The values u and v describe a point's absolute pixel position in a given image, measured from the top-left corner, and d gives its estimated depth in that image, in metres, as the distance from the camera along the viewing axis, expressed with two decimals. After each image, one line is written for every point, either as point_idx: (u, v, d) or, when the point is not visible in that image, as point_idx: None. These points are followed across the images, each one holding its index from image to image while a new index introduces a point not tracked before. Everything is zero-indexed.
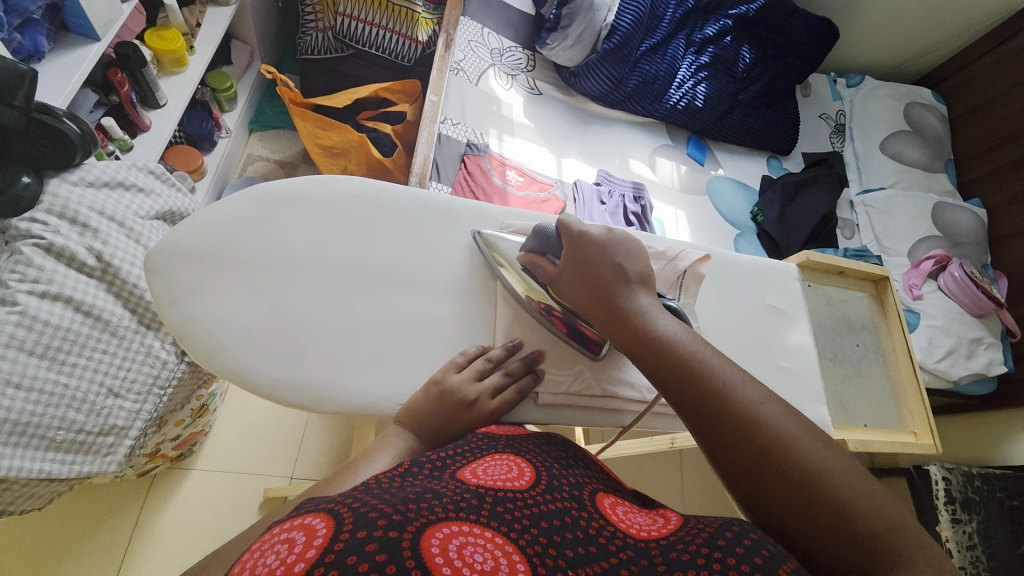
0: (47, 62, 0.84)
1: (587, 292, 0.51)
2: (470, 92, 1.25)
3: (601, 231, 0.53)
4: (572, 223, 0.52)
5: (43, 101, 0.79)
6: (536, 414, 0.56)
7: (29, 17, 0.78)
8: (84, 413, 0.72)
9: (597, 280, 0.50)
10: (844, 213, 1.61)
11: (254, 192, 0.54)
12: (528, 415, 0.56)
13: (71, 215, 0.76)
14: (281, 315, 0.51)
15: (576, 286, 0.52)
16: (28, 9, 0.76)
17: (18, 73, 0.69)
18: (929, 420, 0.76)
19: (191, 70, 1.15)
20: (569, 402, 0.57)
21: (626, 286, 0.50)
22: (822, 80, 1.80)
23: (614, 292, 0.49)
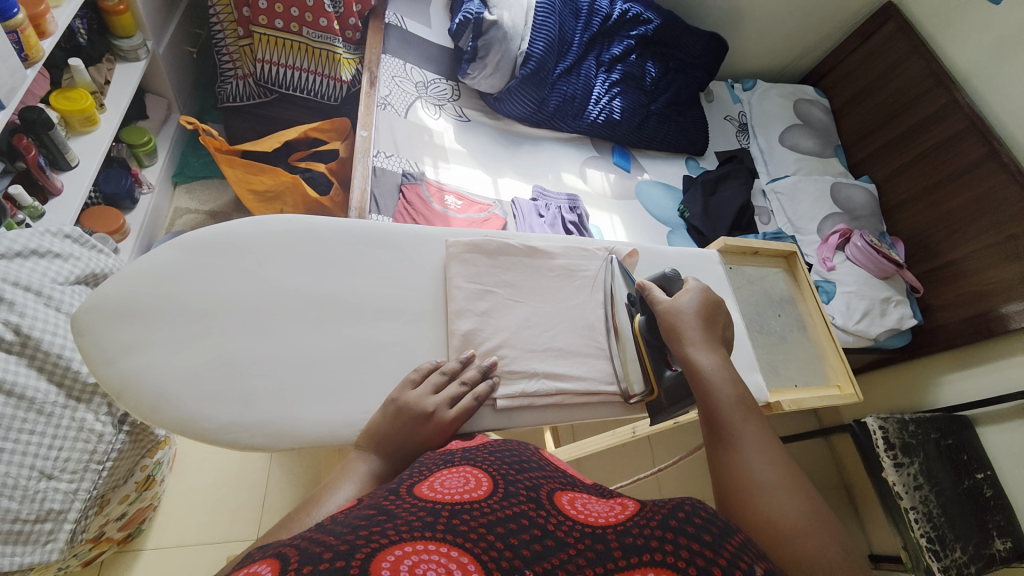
0: None
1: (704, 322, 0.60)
2: (400, 124, 1.29)
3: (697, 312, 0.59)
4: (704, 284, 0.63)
5: None
6: (495, 420, 0.56)
7: None
8: (17, 501, 0.67)
9: (691, 328, 0.58)
10: (759, 201, 1.78)
11: (184, 239, 0.53)
12: (488, 422, 0.56)
13: None
14: (225, 359, 0.50)
15: (678, 327, 0.58)
16: None
17: None
18: (848, 372, 0.84)
19: (102, 128, 1.11)
20: (525, 405, 0.58)
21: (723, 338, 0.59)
22: (722, 86, 1.99)
23: (697, 343, 0.57)
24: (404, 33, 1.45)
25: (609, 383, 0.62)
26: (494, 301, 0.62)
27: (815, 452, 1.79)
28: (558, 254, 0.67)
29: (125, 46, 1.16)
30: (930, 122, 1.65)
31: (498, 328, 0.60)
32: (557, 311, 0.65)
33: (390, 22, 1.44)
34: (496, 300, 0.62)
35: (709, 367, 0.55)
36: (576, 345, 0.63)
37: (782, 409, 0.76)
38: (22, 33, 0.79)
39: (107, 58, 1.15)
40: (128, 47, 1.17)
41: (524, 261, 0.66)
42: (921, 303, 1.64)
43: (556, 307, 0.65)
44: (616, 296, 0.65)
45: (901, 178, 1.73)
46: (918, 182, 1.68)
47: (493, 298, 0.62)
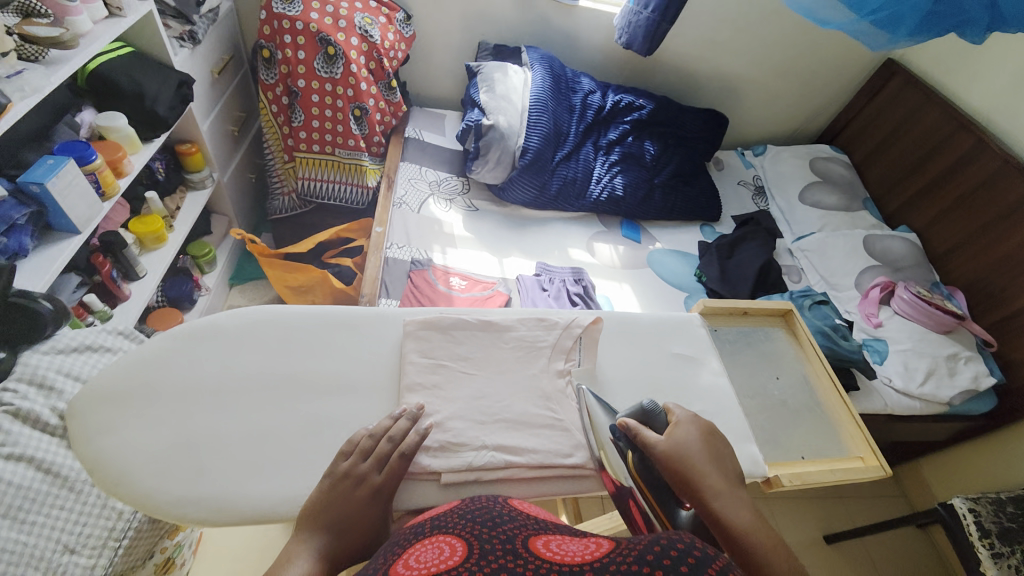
0: (29, 259, 0.93)
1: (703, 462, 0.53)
2: (413, 218, 1.44)
3: (698, 448, 0.54)
4: (678, 408, 0.59)
5: (23, 287, 0.87)
6: (438, 494, 0.55)
7: (14, 224, 0.88)
8: (42, 572, 0.71)
9: (701, 469, 0.52)
10: (785, 260, 1.71)
11: (177, 329, 0.60)
12: (432, 496, 0.55)
13: (39, 379, 0.81)
14: (186, 437, 0.53)
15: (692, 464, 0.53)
16: (13, 217, 0.87)
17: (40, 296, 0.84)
18: (870, 441, 0.74)
19: (169, 245, 1.33)
20: (471, 480, 0.56)
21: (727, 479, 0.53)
22: (731, 155, 2.03)
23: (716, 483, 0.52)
24: (421, 143, 1.68)
25: (569, 456, 0.59)
26: (446, 374, 0.62)
27: (910, 546, 1.49)
28: (515, 325, 0.68)
29: (195, 178, 1.43)
30: (962, 164, 1.57)
31: (448, 400, 0.60)
32: (513, 381, 0.63)
33: (409, 136, 1.69)
34: (448, 373, 0.62)
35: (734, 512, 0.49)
36: (532, 416, 0.61)
37: (783, 486, 0.67)
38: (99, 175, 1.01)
39: (180, 189, 1.42)
40: (198, 179, 1.44)
41: (479, 333, 0.66)
42: (1000, 360, 1.43)
43: (511, 376, 0.64)
44: (597, 424, 0.60)
45: (944, 223, 1.61)
46: (963, 226, 1.55)
47: (444, 371, 0.62)
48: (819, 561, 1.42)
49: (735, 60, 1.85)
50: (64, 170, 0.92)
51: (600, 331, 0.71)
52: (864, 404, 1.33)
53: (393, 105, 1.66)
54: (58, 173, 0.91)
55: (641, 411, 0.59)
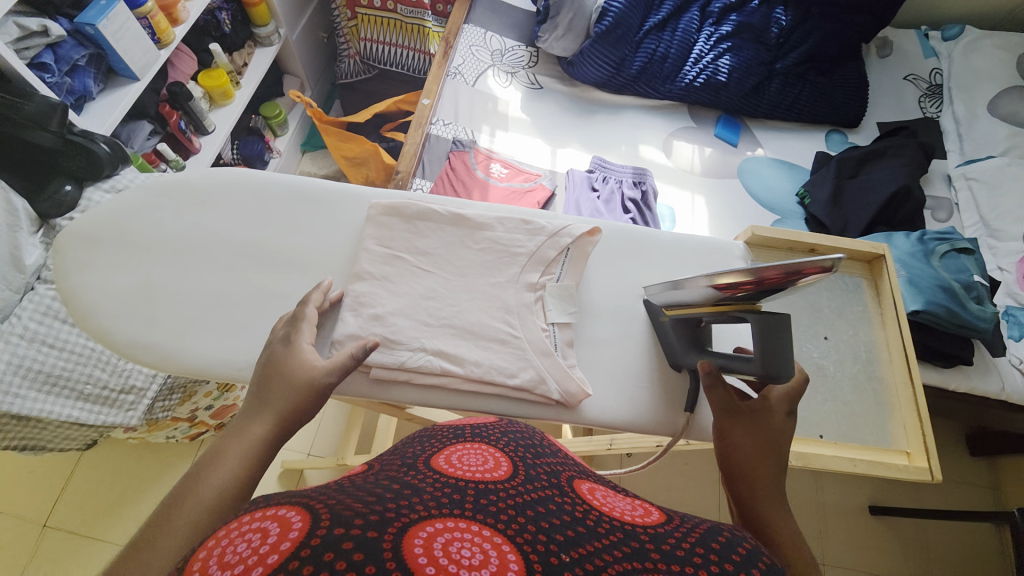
0: (98, 101, 1.03)
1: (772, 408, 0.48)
2: (466, 92, 1.30)
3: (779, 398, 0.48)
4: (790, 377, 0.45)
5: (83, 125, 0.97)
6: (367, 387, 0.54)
7: (76, 64, 0.95)
8: (107, 373, 0.87)
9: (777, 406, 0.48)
10: (936, 190, 1.29)
11: (147, 181, 0.60)
12: (360, 387, 0.54)
13: None
14: (146, 288, 0.56)
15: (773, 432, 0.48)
16: (72, 58, 0.94)
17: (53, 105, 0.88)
18: (928, 437, 0.57)
19: (236, 102, 1.37)
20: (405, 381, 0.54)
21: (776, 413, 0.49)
22: (906, 36, 1.48)
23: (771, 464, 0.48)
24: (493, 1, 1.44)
25: (512, 377, 0.53)
26: (400, 268, 0.57)
27: (975, 540, 1.29)
28: (491, 224, 0.59)
29: (262, 33, 1.41)
30: None
31: (394, 295, 0.56)
32: (470, 286, 0.57)
33: None
34: (402, 267, 0.57)
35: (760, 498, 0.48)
36: (483, 328, 0.55)
37: None
38: (151, 19, 1.02)
39: (248, 44, 1.41)
40: (265, 34, 1.41)
41: (448, 228, 0.59)
42: None
43: (471, 280, 0.57)
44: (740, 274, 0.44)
45: None
46: None
47: (398, 264, 0.57)
48: (854, 526, 1.29)
49: None
50: (114, 12, 0.94)
51: (594, 245, 0.60)
52: (974, 384, 1.06)
53: None
54: (108, 16, 0.93)
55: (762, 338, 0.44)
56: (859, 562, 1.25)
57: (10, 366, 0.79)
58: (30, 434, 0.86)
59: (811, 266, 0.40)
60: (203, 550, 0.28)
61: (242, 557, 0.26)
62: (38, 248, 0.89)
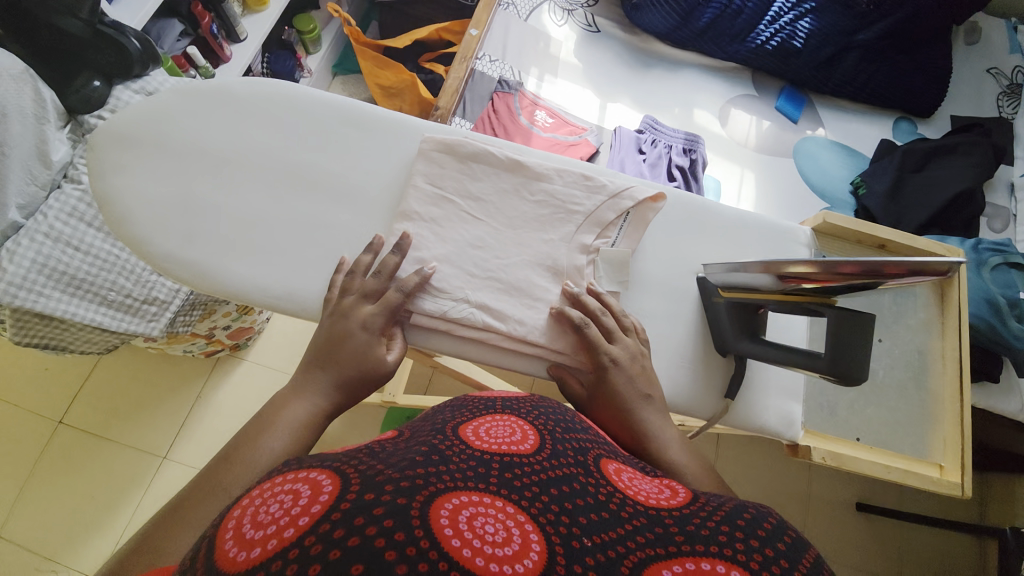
0: None
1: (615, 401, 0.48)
2: (517, 28, 1.20)
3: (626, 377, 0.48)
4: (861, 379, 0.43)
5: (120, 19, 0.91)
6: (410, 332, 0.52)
7: None
8: (131, 282, 0.86)
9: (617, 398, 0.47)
10: (999, 198, 1.20)
11: (188, 85, 0.56)
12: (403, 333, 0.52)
13: None
14: (184, 199, 0.53)
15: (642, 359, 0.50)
16: None
17: None
18: (966, 453, 0.56)
19: (271, 9, 1.28)
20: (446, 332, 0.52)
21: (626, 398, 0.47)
22: (1005, 20, 1.34)
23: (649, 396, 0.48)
24: None
25: (555, 340, 0.51)
26: (449, 211, 0.54)
27: (953, 547, 1.33)
28: (549, 176, 0.55)
29: None
30: None
31: (441, 240, 0.53)
32: (519, 240, 0.54)
33: None
34: (450, 211, 0.54)
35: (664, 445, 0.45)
36: (530, 286, 0.53)
37: (810, 459, 0.55)
38: None
39: None
40: None
41: (502, 175, 0.56)
42: None
43: (521, 235, 0.54)
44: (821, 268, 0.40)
45: None
46: None
47: (447, 207, 0.54)
48: (838, 519, 1.32)
49: None
50: None
51: (655, 212, 0.56)
52: (996, 400, 1.03)
53: None
54: None
55: (842, 337, 0.42)
56: (837, 552, 1.29)
57: (34, 265, 0.78)
58: (52, 332, 0.85)
59: (893, 266, 0.36)
60: (240, 506, 0.30)
61: (274, 518, 0.27)
62: (65, 144, 0.86)
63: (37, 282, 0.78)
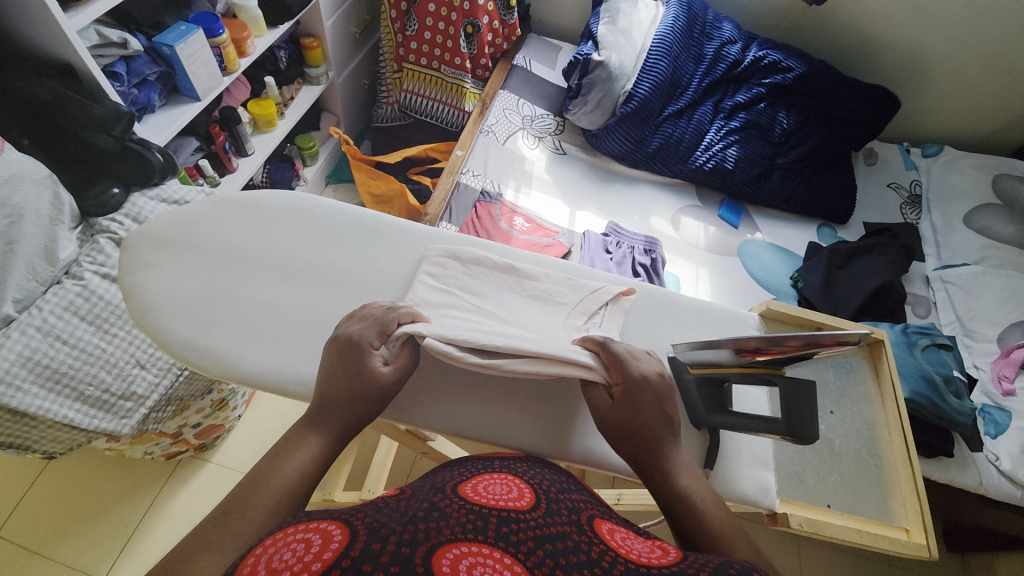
0: (157, 114, 1.09)
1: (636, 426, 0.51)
2: (496, 150, 1.40)
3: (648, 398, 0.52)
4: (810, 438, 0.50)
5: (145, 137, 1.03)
6: None
7: (146, 79, 1.03)
8: (112, 376, 0.86)
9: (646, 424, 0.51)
10: (917, 289, 1.40)
11: (221, 196, 0.64)
12: None
13: (137, 216, 0.95)
14: (206, 292, 0.58)
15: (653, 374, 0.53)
16: (144, 72, 1.01)
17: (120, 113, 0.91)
18: (925, 514, 0.60)
19: (277, 131, 1.45)
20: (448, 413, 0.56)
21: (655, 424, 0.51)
22: (891, 150, 1.66)
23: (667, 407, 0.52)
24: (527, 73, 1.59)
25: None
26: (450, 302, 0.61)
27: None
28: (537, 275, 0.65)
29: (312, 73, 1.51)
30: None
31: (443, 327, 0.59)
32: (513, 326, 0.61)
33: (517, 64, 1.60)
34: (452, 301, 0.61)
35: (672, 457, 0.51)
36: None
37: (789, 526, 0.58)
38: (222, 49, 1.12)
39: (297, 81, 1.50)
40: (314, 74, 1.51)
41: (498, 274, 0.65)
42: None
43: (516, 322, 0.61)
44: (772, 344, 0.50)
45: None
46: None
47: (449, 298, 0.61)
48: None
49: (930, 31, 1.48)
50: (192, 38, 1.03)
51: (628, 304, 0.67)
52: (953, 476, 1.10)
53: (507, 27, 1.57)
54: (186, 40, 1.02)
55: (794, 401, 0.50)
56: None
57: (19, 358, 0.78)
58: (19, 430, 0.82)
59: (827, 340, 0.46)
60: (253, 555, 0.32)
61: (288, 563, 0.30)
62: (74, 243, 0.90)
63: (17, 375, 0.77)
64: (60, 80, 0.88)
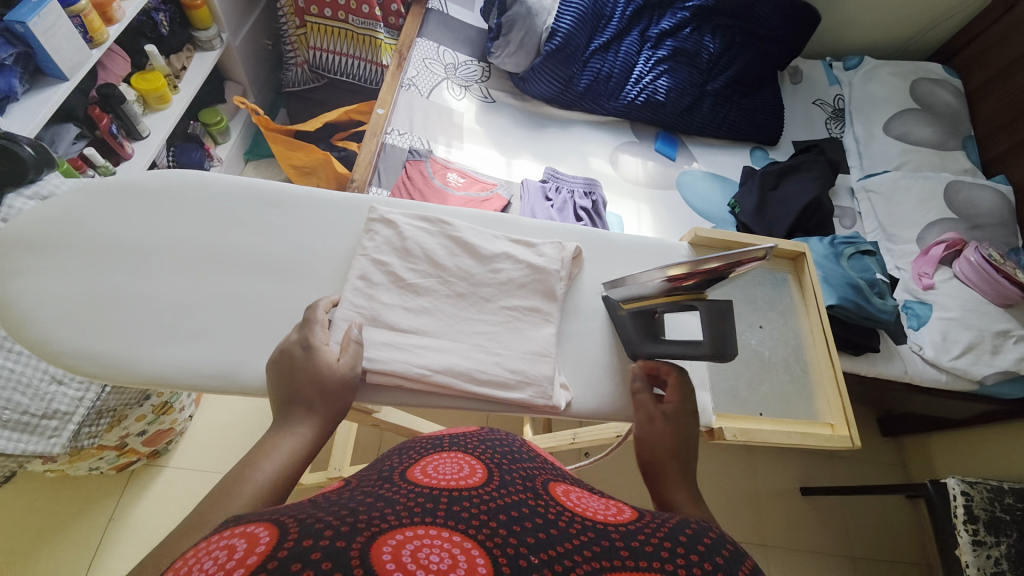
0: (23, 101, 0.94)
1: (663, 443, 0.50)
2: (420, 103, 1.32)
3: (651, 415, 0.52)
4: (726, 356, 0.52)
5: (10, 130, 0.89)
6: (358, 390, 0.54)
7: (1, 63, 0.88)
8: (28, 397, 0.79)
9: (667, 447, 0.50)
10: (843, 201, 1.46)
11: (90, 182, 0.57)
12: None
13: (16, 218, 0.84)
14: (90, 292, 0.53)
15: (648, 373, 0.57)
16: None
17: None
18: (846, 409, 0.66)
19: (174, 107, 1.30)
20: (396, 385, 0.54)
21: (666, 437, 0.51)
22: (815, 66, 1.68)
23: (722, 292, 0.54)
24: (444, 17, 1.48)
25: (472, 380, 0.55)
26: (373, 269, 0.58)
27: (891, 512, 1.45)
28: (461, 229, 0.63)
29: (203, 37, 1.34)
30: None
31: (368, 298, 0.57)
32: (442, 288, 0.59)
33: (432, 7, 1.48)
34: (374, 268, 0.58)
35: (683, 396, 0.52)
36: (460, 325, 0.58)
37: (725, 439, 0.61)
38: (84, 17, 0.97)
39: (187, 48, 1.34)
40: (205, 38, 1.35)
41: (420, 232, 0.62)
42: None
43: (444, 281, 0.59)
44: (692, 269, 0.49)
45: None
46: None
47: (370, 264, 0.58)
48: (789, 507, 1.41)
49: None
50: (46, 10, 0.88)
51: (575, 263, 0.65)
52: (881, 369, 1.20)
53: None
54: (40, 13, 0.87)
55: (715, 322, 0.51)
56: (795, 539, 1.37)
57: None
58: None
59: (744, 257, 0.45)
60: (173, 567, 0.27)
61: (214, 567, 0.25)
62: None
63: None
64: None
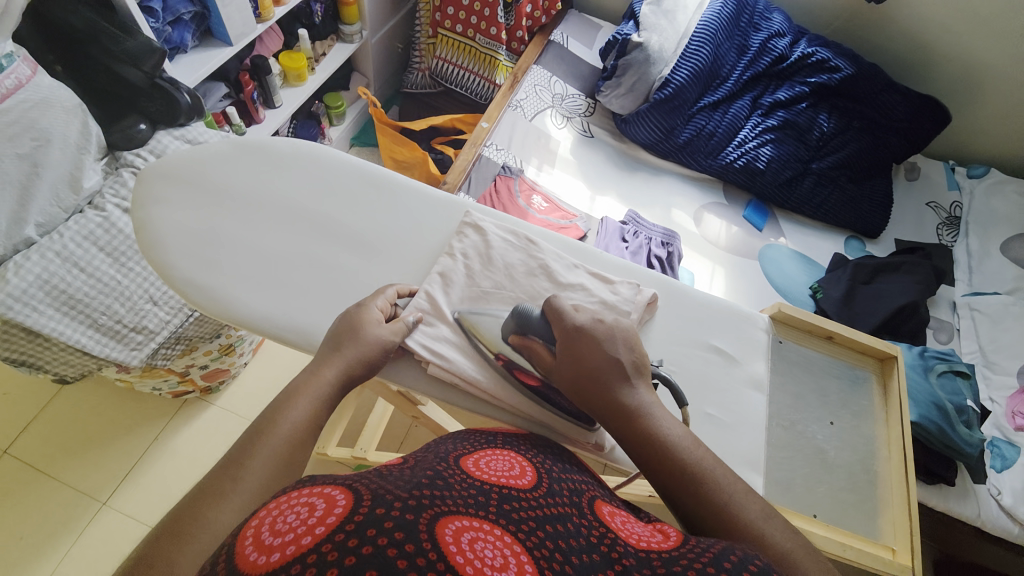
0: (189, 54, 1.09)
1: (593, 397, 0.50)
2: (522, 126, 1.38)
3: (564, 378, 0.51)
4: (564, 312, 0.53)
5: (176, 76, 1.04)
6: (420, 380, 0.56)
7: (180, 18, 1.03)
8: (125, 308, 0.88)
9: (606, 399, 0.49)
10: (942, 313, 1.33)
11: (236, 138, 0.65)
12: (412, 379, 0.56)
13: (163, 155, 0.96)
14: (211, 233, 0.59)
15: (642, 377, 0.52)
16: (179, 11, 1.01)
17: (152, 47, 0.91)
18: (913, 536, 0.59)
19: (307, 86, 1.45)
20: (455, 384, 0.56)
21: (628, 379, 0.50)
22: (935, 166, 1.57)
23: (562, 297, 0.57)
24: (563, 50, 1.54)
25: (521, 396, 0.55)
26: (459, 271, 0.61)
27: None
28: (547, 251, 0.64)
29: (347, 31, 1.49)
30: None
31: (447, 296, 0.59)
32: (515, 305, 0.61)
33: (553, 40, 1.55)
34: (455, 268, 0.61)
35: (643, 403, 0.49)
36: None
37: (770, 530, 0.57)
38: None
39: (331, 37, 1.49)
40: (348, 32, 1.49)
41: (509, 247, 0.64)
42: None
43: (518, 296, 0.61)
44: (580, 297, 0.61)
45: None
46: None
47: (454, 264, 0.61)
48: None
49: (991, 42, 1.40)
50: None
51: (649, 310, 0.64)
52: (952, 506, 1.06)
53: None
54: None
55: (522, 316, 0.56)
56: None
57: (38, 280, 0.81)
58: (34, 350, 0.86)
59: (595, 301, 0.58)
60: (253, 522, 0.30)
61: (292, 526, 0.28)
62: (98, 174, 0.93)
63: (36, 297, 0.81)
64: (96, 9, 0.88)
